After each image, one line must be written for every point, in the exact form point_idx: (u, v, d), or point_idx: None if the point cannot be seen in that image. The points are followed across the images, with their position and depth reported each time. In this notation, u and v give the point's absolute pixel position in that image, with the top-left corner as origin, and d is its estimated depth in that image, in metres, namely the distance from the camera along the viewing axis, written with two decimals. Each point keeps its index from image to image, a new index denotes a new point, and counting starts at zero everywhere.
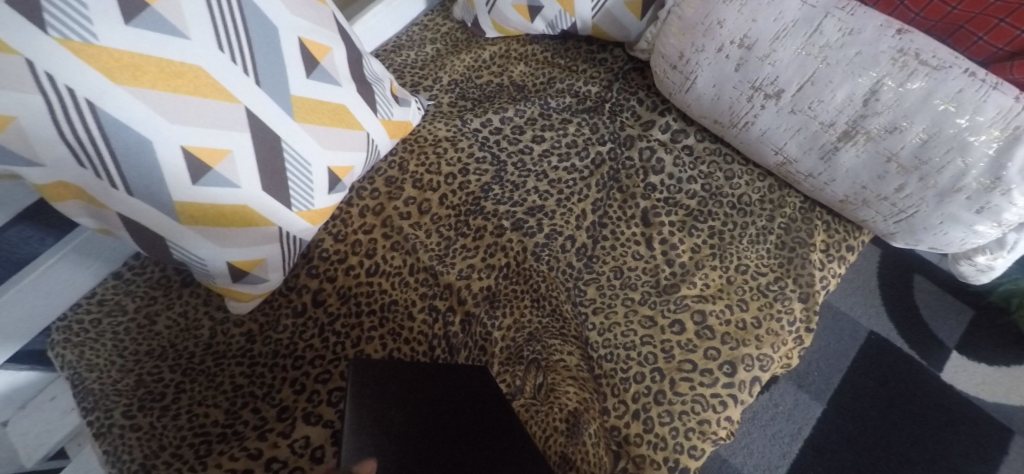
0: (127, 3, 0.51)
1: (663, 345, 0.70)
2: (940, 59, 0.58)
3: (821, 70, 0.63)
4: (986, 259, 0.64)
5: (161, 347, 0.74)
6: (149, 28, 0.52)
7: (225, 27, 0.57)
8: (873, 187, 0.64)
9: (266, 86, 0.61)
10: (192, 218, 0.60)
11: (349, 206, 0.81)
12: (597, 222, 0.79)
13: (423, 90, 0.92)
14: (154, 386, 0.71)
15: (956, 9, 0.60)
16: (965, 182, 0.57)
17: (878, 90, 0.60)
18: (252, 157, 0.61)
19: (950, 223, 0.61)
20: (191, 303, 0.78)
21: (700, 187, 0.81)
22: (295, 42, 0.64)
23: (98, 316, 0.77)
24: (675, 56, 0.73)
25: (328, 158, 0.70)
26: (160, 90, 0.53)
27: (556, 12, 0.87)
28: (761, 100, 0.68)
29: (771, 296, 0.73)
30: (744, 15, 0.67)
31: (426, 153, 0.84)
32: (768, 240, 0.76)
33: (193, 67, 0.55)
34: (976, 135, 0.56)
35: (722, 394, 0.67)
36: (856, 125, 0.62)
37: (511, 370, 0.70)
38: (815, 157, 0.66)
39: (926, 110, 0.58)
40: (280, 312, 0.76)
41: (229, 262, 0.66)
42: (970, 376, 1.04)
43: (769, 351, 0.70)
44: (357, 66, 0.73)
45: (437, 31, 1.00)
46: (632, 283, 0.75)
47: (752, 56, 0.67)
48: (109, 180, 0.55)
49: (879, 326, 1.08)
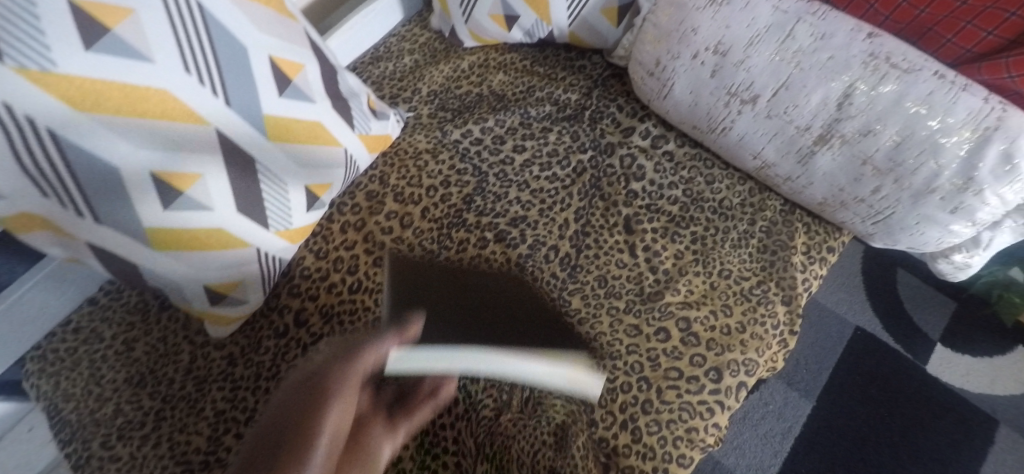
0: (86, 29, 0.49)
1: (649, 353, 0.69)
2: (911, 62, 0.59)
3: (795, 75, 0.63)
4: (962, 257, 0.65)
5: (139, 374, 0.73)
6: (110, 54, 0.51)
7: (192, 48, 0.56)
8: (850, 189, 0.64)
9: (236, 107, 0.60)
10: (165, 243, 0.59)
11: (330, 222, 0.80)
12: (580, 231, 0.78)
13: (402, 102, 0.91)
14: (132, 415, 0.69)
15: (924, 12, 0.60)
16: (938, 183, 0.58)
17: (851, 93, 0.60)
18: (225, 179, 0.60)
19: (926, 223, 0.61)
20: (169, 327, 0.76)
21: (681, 193, 0.81)
22: (265, 61, 0.62)
23: (74, 345, 0.75)
24: (651, 63, 0.74)
25: (305, 176, 0.69)
26: (125, 116, 0.53)
27: (533, 20, 0.86)
28: (737, 106, 0.68)
29: (754, 300, 0.73)
30: (718, 21, 0.67)
31: (406, 166, 0.83)
32: (750, 243, 0.77)
33: (158, 91, 0.54)
34: (948, 136, 0.56)
35: (709, 401, 0.67)
36: (830, 129, 0.62)
37: (497, 385, 0.68)
38: (793, 161, 0.67)
39: (898, 113, 0.58)
40: (261, 334, 0.74)
41: (206, 285, 0.65)
42: (955, 368, 1.05)
43: (754, 355, 0.70)
44: (331, 81, 0.72)
45: (415, 41, 1.00)
46: (617, 292, 0.74)
47: (727, 62, 0.67)
48: (75, 208, 0.54)
49: (864, 322, 1.09)
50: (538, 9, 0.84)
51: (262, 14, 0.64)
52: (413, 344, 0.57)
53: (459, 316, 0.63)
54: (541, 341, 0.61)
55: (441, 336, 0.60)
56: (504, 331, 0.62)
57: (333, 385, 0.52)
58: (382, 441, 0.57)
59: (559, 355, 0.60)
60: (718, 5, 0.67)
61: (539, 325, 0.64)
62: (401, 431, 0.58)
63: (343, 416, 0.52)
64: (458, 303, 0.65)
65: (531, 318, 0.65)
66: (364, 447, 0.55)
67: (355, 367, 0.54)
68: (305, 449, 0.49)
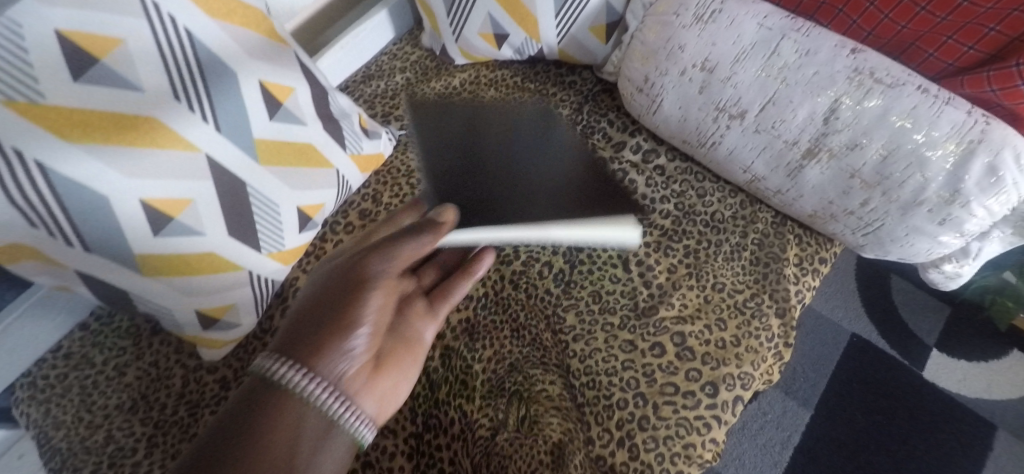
0: (75, 61, 0.51)
1: (644, 369, 0.69)
2: (895, 77, 0.60)
3: (781, 90, 0.64)
4: (953, 267, 0.65)
5: (131, 399, 0.72)
6: (98, 83, 0.52)
7: (181, 76, 0.57)
8: (839, 202, 0.65)
9: (227, 132, 0.61)
10: (157, 269, 0.60)
11: (323, 241, 0.80)
12: (573, 246, 0.78)
13: (395, 120, 0.91)
14: (124, 442, 0.69)
15: (906, 28, 0.61)
16: (925, 196, 0.59)
17: (836, 108, 0.61)
18: (216, 203, 0.61)
19: (915, 235, 0.62)
20: (162, 352, 0.76)
21: (673, 206, 0.80)
22: (255, 86, 0.63)
23: (64, 371, 0.74)
24: (640, 79, 0.74)
25: (297, 198, 0.69)
26: (114, 145, 0.53)
27: (523, 39, 0.86)
28: (726, 121, 0.68)
29: (748, 313, 0.72)
30: (704, 39, 0.68)
31: (399, 184, 0.83)
32: (743, 256, 0.76)
33: (148, 118, 0.55)
34: (933, 149, 0.57)
35: (705, 416, 0.67)
36: (818, 143, 0.63)
37: (492, 404, 0.68)
38: (782, 175, 0.67)
39: (883, 127, 0.59)
40: (254, 356, 0.74)
41: (197, 310, 0.65)
42: (951, 373, 1.04)
43: (750, 368, 0.69)
44: (323, 103, 0.73)
45: (406, 59, 1.00)
46: (611, 307, 0.74)
47: (714, 78, 0.67)
48: (64, 238, 0.54)
49: (861, 329, 1.09)
50: (527, 28, 0.84)
51: (253, 40, 0.64)
52: (448, 232, 0.58)
53: (487, 182, 0.65)
54: (584, 206, 0.61)
55: (486, 212, 0.62)
56: (543, 191, 0.64)
57: (364, 275, 0.55)
58: (423, 322, 0.60)
59: (605, 216, 0.59)
60: (704, 23, 0.68)
61: (565, 171, 0.67)
62: (434, 322, 0.61)
63: (388, 297, 0.56)
64: (484, 159, 0.68)
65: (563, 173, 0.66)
66: (403, 335, 0.58)
67: (401, 254, 0.56)
68: (354, 309, 0.53)
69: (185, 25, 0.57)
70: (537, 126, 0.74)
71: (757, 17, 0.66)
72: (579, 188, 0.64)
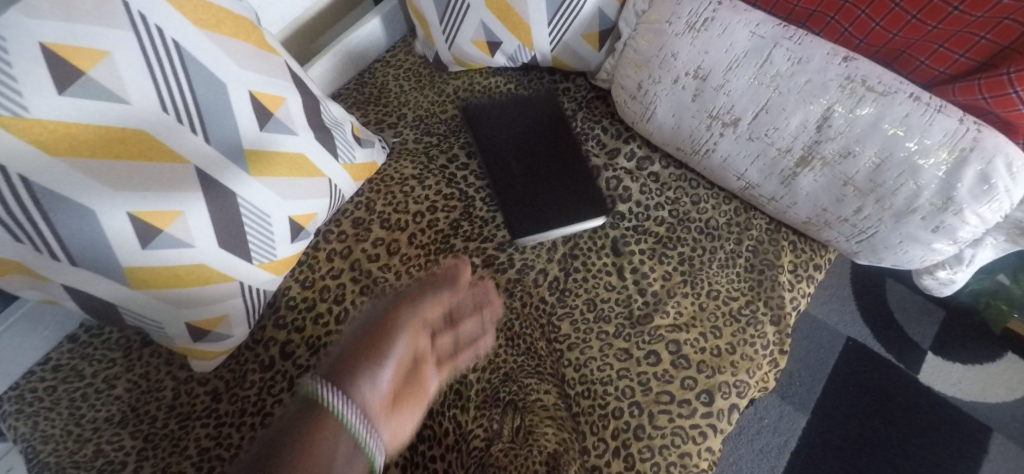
0: (61, 74, 0.51)
1: (640, 377, 0.68)
2: (887, 84, 0.60)
3: (774, 98, 0.64)
4: (947, 273, 0.65)
5: (121, 412, 0.71)
6: (86, 96, 0.53)
7: (170, 89, 0.58)
8: (833, 209, 0.65)
9: (215, 143, 0.61)
10: (145, 282, 0.60)
11: (316, 250, 0.79)
12: (568, 254, 0.77)
13: (387, 128, 0.91)
14: (114, 455, 0.68)
15: (897, 35, 0.60)
16: (919, 203, 0.59)
17: (829, 116, 0.61)
18: (206, 215, 0.61)
19: (909, 242, 0.62)
20: (152, 363, 0.75)
21: (667, 213, 0.79)
22: (245, 96, 0.63)
23: (52, 383, 0.73)
24: (633, 87, 0.74)
25: (289, 208, 0.69)
26: (101, 159, 0.54)
27: (516, 46, 0.85)
28: (719, 129, 0.68)
29: (743, 320, 0.72)
30: (697, 47, 0.68)
31: (392, 192, 0.83)
32: (737, 263, 0.75)
33: (135, 132, 0.56)
34: (925, 158, 0.57)
35: (701, 425, 0.66)
36: (811, 151, 0.63)
37: (487, 413, 0.68)
38: (776, 182, 0.67)
39: (876, 135, 0.59)
40: (246, 367, 0.73)
41: (187, 322, 0.65)
42: (946, 377, 1.03)
43: (746, 376, 0.69)
44: (314, 112, 0.72)
45: (400, 66, 0.99)
46: (606, 316, 0.73)
47: (707, 86, 0.67)
48: (50, 252, 0.55)
49: (856, 332, 1.08)
50: (519, 36, 0.83)
51: (243, 50, 0.65)
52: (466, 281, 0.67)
53: (532, 194, 0.78)
54: (565, 199, 0.78)
55: (532, 221, 0.77)
56: (558, 195, 0.78)
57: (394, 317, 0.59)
58: (439, 372, 0.61)
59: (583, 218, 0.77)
60: (696, 31, 0.68)
61: (565, 183, 0.79)
62: (451, 367, 0.63)
63: (414, 338, 0.60)
64: (531, 167, 0.80)
65: (566, 186, 0.79)
66: (421, 377, 0.59)
67: (429, 301, 0.63)
68: (387, 342, 0.57)
69: (173, 37, 0.58)
70: (537, 127, 0.84)
71: (748, 25, 0.66)
72: (569, 186, 0.79)
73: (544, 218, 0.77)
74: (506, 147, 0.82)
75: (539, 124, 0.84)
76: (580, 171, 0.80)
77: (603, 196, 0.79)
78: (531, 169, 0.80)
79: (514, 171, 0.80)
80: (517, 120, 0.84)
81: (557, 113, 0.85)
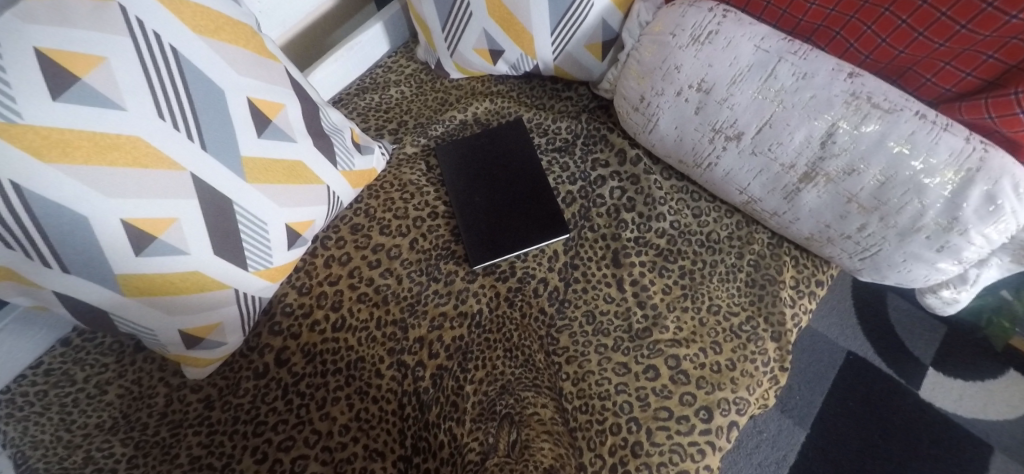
0: (54, 80, 0.51)
1: (638, 392, 0.68)
2: (892, 101, 0.59)
3: (778, 113, 0.63)
4: (950, 292, 0.64)
5: (112, 418, 0.70)
6: (79, 102, 0.52)
7: (166, 95, 0.57)
8: (836, 226, 0.64)
9: (212, 149, 0.61)
10: (138, 290, 0.60)
11: (314, 257, 0.78)
12: (568, 263, 0.77)
13: (388, 134, 0.90)
14: (103, 462, 0.66)
15: (903, 53, 0.60)
16: (924, 222, 0.58)
17: (834, 133, 0.60)
18: (201, 222, 0.61)
19: (913, 261, 0.61)
20: (145, 369, 0.74)
21: (669, 224, 0.77)
22: (243, 102, 0.63)
23: (44, 388, 0.72)
24: (636, 98, 0.74)
25: (285, 215, 0.68)
26: (94, 165, 0.53)
27: (519, 55, 0.85)
28: (722, 142, 0.68)
29: (744, 336, 0.71)
30: (700, 60, 0.67)
31: (391, 198, 0.82)
32: (738, 277, 0.74)
33: (130, 138, 0.55)
34: (931, 176, 0.56)
35: (700, 442, 0.65)
36: (815, 168, 0.62)
37: (483, 427, 0.67)
38: (779, 197, 0.67)
39: (881, 152, 0.58)
40: (241, 374, 0.72)
41: (181, 330, 0.65)
42: (948, 393, 1.02)
43: (745, 393, 0.68)
44: (313, 119, 0.72)
45: (402, 72, 0.98)
46: (605, 329, 0.72)
47: (710, 100, 0.67)
48: (41, 259, 0.55)
49: (856, 346, 1.07)
50: (522, 44, 0.82)
51: (241, 56, 0.64)
52: None
53: (494, 221, 0.79)
54: (531, 221, 0.79)
55: (495, 247, 0.77)
56: (521, 220, 0.79)
57: None
58: None
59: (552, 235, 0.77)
60: (700, 44, 0.67)
61: (534, 206, 0.80)
62: None
63: None
64: (492, 197, 0.81)
65: (534, 208, 0.80)
66: None
67: None
68: None
69: (170, 42, 0.58)
70: (513, 160, 0.83)
71: (753, 39, 0.65)
72: (527, 212, 0.79)
73: (504, 243, 0.77)
74: (474, 176, 0.83)
75: (503, 151, 0.84)
76: (540, 193, 0.80)
77: (562, 215, 0.79)
78: (491, 200, 0.81)
79: (475, 201, 0.81)
80: (485, 150, 0.85)
81: (521, 136, 0.85)
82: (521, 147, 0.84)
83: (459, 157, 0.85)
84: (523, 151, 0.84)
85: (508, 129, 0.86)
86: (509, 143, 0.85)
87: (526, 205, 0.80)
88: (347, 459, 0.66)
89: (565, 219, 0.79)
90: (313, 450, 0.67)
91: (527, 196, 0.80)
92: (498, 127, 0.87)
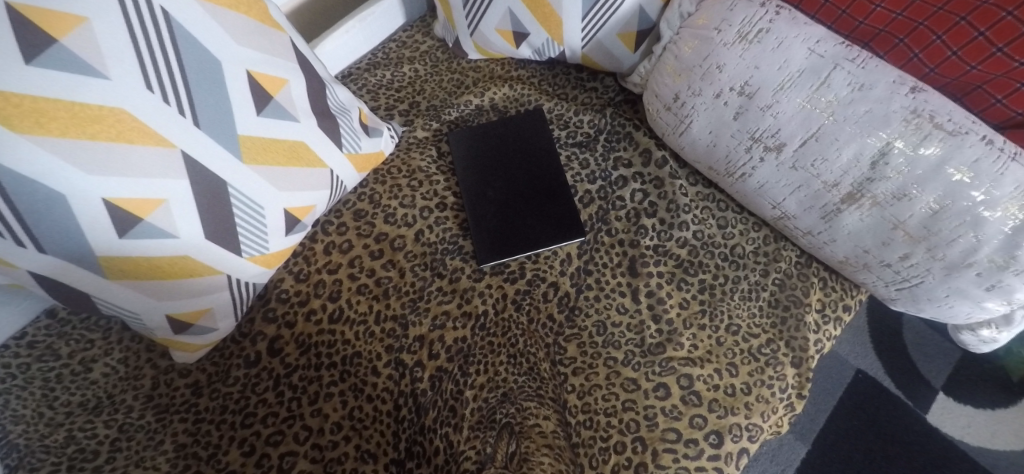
0: (30, 40, 0.46)
1: (646, 411, 0.64)
2: (956, 123, 0.53)
3: (826, 126, 0.58)
4: (990, 332, 0.60)
5: (97, 397, 0.67)
6: (56, 66, 0.47)
7: (156, 64, 0.52)
8: (876, 252, 0.59)
9: (206, 127, 0.56)
10: (124, 272, 0.56)
11: (313, 242, 0.74)
12: (582, 269, 0.73)
13: (398, 115, 0.85)
14: (85, 443, 0.63)
15: (975, 69, 0.53)
16: (977, 258, 0.53)
17: (887, 152, 0.55)
18: (192, 205, 0.57)
19: (957, 297, 0.56)
20: (132, 349, 0.70)
21: (692, 234, 0.72)
22: (242, 76, 0.58)
23: (27, 361, 0.69)
24: (669, 97, 0.69)
25: (284, 199, 0.64)
26: (73, 138, 0.49)
27: (545, 39, 0.78)
28: (760, 152, 0.63)
29: (762, 360, 0.66)
30: (746, 60, 0.62)
31: (399, 185, 0.77)
32: (761, 296, 0.69)
33: (114, 110, 0.51)
34: (991, 210, 0.51)
35: (707, 468, 0.62)
36: (862, 189, 0.57)
37: (481, 436, 0.63)
38: (816, 216, 0.62)
39: (939, 179, 0.53)
40: (231, 361, 0.69)
41: (170, 314, 0.61)
42: (956, 419, 0.96)
43: (759, 420, 0.64)
44: (318, 97, 0.67)
45: (416, 49, 0.92)
46: (616, 341, 0.68)
47: (752, 105, 0.62)
48: (15, 237, 0.51)
49: (866, 365, 1.01)
50: (550, 29, 0.76)
51: (242, 25, 0.59)
52: None
53: (505, 216, 0.74)
54: (543, 221, 0.74)
55: (503, 244, 0.73)
56: (533, 219, 0.74)
57: None
58: None
59: (563, 237, 0.73)
60: (747, 42, 0.62)
61: (550, 204, 0.75)
62: None
63: None
64: (506, 192, 0.76)
65: (548, 206, 0.75)
66: None
67: None
68: None
69: (162, 5, 0.52)
70: (532, 153, 0.78)
71: (807, 41, 0.59)
72: (541, 209, 0.75)
73: (513, 241, 0.73)
74: (489, 168, 0.78)
75: (522, 143, 0.79)
76: (556, 191, 0.75)
77: (578, 216, 0.74)
78: (505, 194, 0.76)
79: (487, 194, 0.76)
80: (504, 141, 0.79)
81: (541, 128, 0.79)
82: (542, 140, 0.79)
83: (474, 146, 0.79)
84: (542, 144, 0.78)
85: (530, 119, 0.80)
86: (530, 135, 0.79)
87: (541, 202, 0.75)
88: (338, 459, 0.63)
89: (582, 221, 0.74)
90: (302, 447, 0.63)
91: (542, 192, 0.75)
92: (519, 115, 0.81)
